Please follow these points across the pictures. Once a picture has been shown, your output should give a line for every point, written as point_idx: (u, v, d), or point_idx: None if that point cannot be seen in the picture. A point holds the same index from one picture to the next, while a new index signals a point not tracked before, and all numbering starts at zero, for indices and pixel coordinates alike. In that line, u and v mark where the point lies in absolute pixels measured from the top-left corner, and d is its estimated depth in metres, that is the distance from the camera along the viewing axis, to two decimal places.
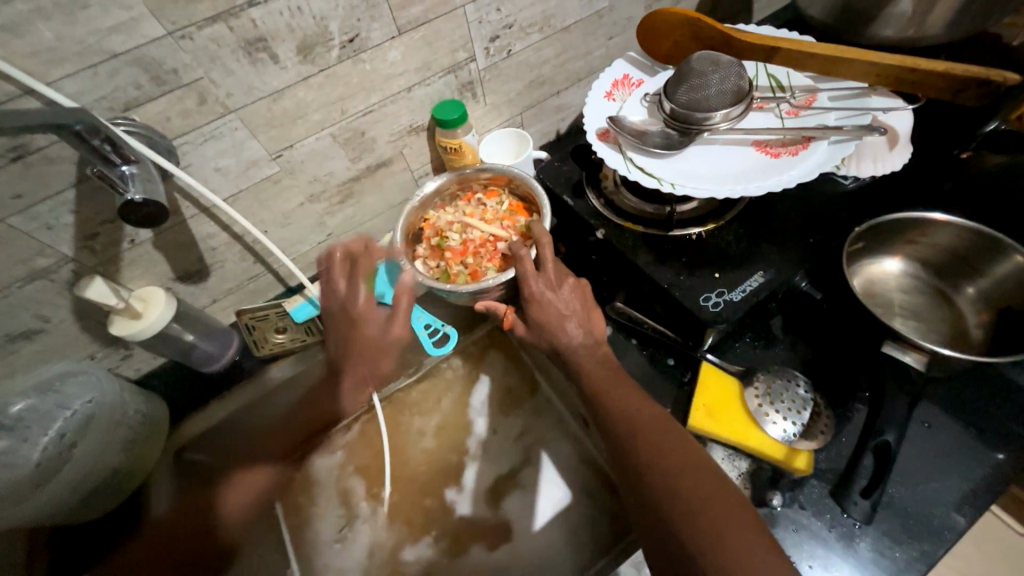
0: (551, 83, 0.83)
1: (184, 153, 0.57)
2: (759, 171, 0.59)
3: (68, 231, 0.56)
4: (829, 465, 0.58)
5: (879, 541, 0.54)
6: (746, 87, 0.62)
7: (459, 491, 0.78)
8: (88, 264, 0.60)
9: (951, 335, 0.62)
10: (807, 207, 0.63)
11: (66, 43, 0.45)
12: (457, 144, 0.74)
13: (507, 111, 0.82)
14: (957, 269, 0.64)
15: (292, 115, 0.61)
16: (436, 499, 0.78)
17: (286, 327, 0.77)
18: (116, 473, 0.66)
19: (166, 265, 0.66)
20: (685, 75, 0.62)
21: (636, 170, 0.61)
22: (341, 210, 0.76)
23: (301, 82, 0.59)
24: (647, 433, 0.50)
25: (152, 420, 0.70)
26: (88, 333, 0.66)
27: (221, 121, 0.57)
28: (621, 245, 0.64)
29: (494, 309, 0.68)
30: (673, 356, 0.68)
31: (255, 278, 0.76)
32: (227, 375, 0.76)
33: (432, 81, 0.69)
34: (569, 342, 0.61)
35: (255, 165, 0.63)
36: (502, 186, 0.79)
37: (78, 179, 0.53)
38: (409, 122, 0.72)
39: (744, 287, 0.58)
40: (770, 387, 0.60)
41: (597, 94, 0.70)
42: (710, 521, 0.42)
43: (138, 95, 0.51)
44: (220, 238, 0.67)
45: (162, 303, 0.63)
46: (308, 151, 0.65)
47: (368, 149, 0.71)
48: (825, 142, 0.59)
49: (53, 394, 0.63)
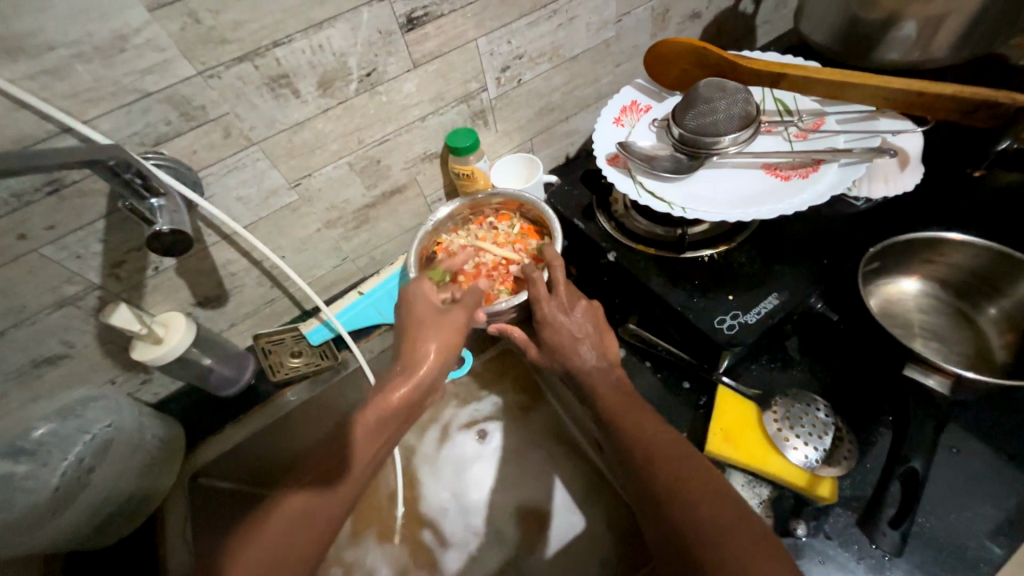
0: (560, 109, 0.85)
1: (209, 184, 0.59)
2: (770, 194, 0.59)
3: (97, 260, 0.58)
4: (855, 493, 0.56)
5: (910, 575, 0.51)
6: (753, 112, 0.63)
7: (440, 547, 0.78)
8: (113, 290, 0.62)
9: (974, 356, 0.61)
10: (818, 228, 0.63)
11: (104, 84, 0.48)
12: (469, 170, 0.76)
13: (517, 137, 0.84)
14: (977, 288, 0.63)
15: (311, 145, 0.63)
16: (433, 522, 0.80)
17: (302, 351, 0.79)
18: (129, 500, 0.66)
19: (187, 291, 0.67)
20: (693, 101, 0.63)
21: (647, 194, 0.62)
22: (357, 235, 0.78)
23: (321, 115, 0.61)
24: (664, 458, 0.50)
25: (169, 443, 0.71)
26: (110, 358, 0.67)
27: (244, 153, 0.59)
28: (634, 268, 0.64)
29: (506, 333, 0.68)
30: (688, 379, 0.67)
31: (272, 302, 0.77)
32: (243, 399, 0.76)
33: (445, 110, 0.72)
34: (582, 366, 0.61)
35: (275, 193, 0.65)
36: (513, 210, 0.81)
37: (109, 211, 0.55)
38: (423, 149, 0.74)
39: (759, 309, 0.58)
40: (789, 411, 0.59)
41: (606, 121, 0.71)
42: (730, 552, 0.40)
43: (168, 130, 0.53)
44: (240, 263, 0.69)
45: (182, 326, 0.65)
46: (326, 179, 0.68)
47: (383, 176, 0.73)
48: (835, 164, 0.59)
49: (74, 418, 0.64)
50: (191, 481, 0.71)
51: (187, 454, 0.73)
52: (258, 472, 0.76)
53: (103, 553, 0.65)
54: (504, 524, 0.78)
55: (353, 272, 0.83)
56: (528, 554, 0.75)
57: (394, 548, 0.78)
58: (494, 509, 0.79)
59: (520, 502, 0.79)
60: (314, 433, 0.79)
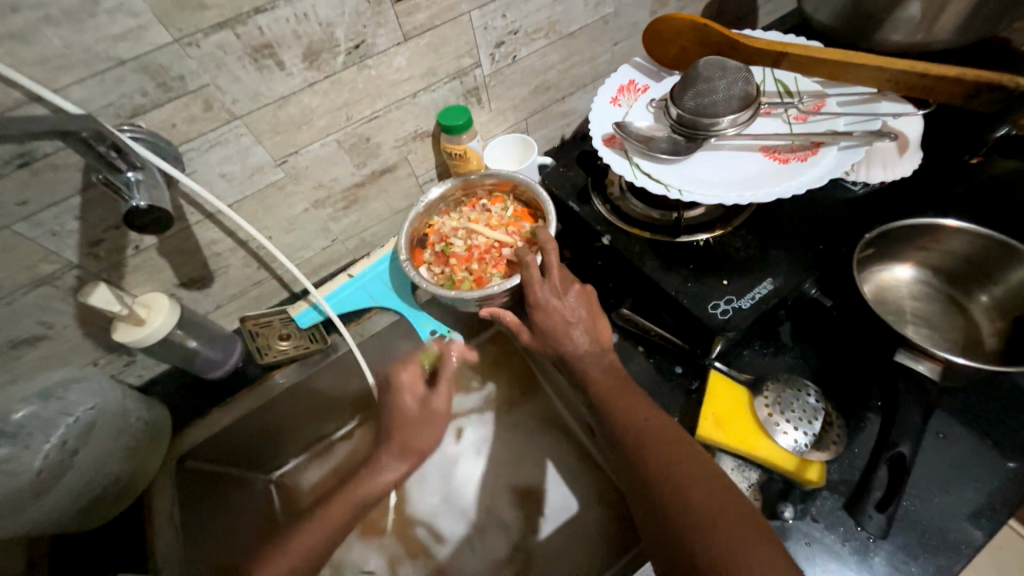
0: (556, 88, 0.82)
1: (190, 160, 0.57)
2: (768, 177, 0.58)
3: (73, 238, 0.56)
4: (842, 477, 0.57)
5: (893, 556, 0.52)
6: (754, 92, 0.61)
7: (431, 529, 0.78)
8: (92, 270, 0.60)
9: (964, 342, 0.61)
10: (815, 213, 0.62)
11: (74, 51, 0.45)
12: (462, 150, 0.74)
13: (512, 117, 0.82)
14: (969, 276, 0.63)
15: (297, 120, 0.61)
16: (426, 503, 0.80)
17: (290, 334, 0.77)
18: (117, 483, 0.64)
19: (171, 271, 0.66)
20: (693, 80, 0.61)
21: (644, 176, 0.60)
22: (346, 216, 0.76)
23: (307, 88, 0.59)
24: (657, 444, 0.49)
25: (155, 427, 0.69)
26: (91, 339, 0.65)
27: (226, 128, 0.57)
28: (628, 252, 0.63)
29: (499, 317, 0.67)
30: (680, 364, 0.67)
31: (259, 284, 0.75)
32: (231, 382, 0.75)
33: (437, 87, 0.69)
34: (574, 350, 0.61)
35: (260, 171, 0.63)
36: (506, 192, 0.80)
37: (84, 186, 0.53)
38: (414, 127, 0.72)
39: (753, 295, 0.57)
40: (780, 396, 0.58)
41: (602, 100, 0.69)
42: (733, 536, 0.41)
43: (144, 101, 0.51)
44: (224, 243, 0.67)
45: (166, 308, 0.63)
46: (313, 157, 0.65)
47: (373, 154, 0.71)
48: (835, 147, 0.58)
49: (56, 400, 0.62)
50: (178, 465, 0.70)
51: (173, 437, 0.71)
52: (243, 451, 0.77)
53: (92, 535, 0.65)
54: (495, 507, 0.79)
55: (343, 254, 0.82)
56: (517, 536, 0.77)
57: (385, 530, 0.81)
58: None
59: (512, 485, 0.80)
60: (298, 411, 0.80)
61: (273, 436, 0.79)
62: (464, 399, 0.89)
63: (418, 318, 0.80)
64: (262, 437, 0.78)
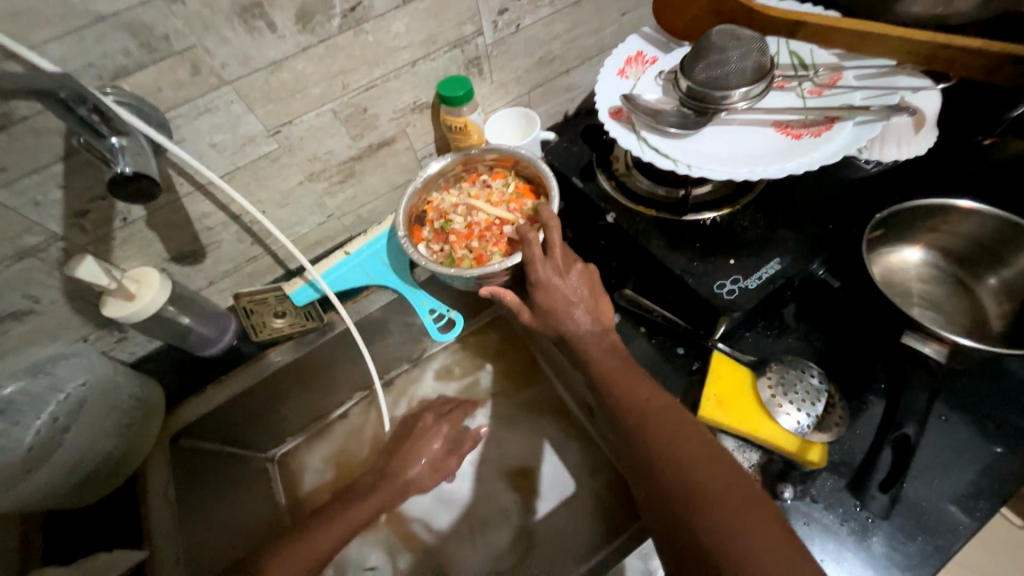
0: (560, 60, 0.79)
1: (178, 127, 0.54)
2: (780, 153, 0.56)
3: (57, 208, 0.53)
4: (842, 458, 0.56)
5: (892, 537, 0.52)
6: (768, 64, 0.58)
7: (429, 508, 0.78)
8: (79, 243, 0.57)
9: (970, 325, 0.60)
10: (825, 192, 0.60)
11: (50, 5, 0.42)
12: (462, 123, 0.71)
13: (514, 90, 0.79)
14: (979, 258, 0.62)
15: (291, 88, 0.58)
16: None
17: (286, 312, 0.75)
18: (109, 459, 0.64)
19: (161, 245, 0.63)
20: (705, 50, 0.58)
21: (651, 150, 0.58)
22: (342, 191, 0.73)
23: (300, 53, 0.56)
24: (660, 423, 0.49)
25: (147, 407, 0.68)
26: (80, 315, 0.63)
27: (215, 93, 0.54)
28: (633, 230, 0.62)
29: (499, 296, 0.65)
30: (682, 345, 0.66)
31: (254, 260, 0.73)
32: (226, 360, 0.74)
33: (437, 55, 0.66)
34: (575, 330, 0.60)
35: (253, 141, 0.60)
36: (507, 168, 0.77)
37: (66, 152, 0.50)
38: (413, 98, 0.69)
39: (760, 274, 0.56)
40: (784, 377, 0.58)
41: (609, 72, 0.67)
42: (730, 516, 0.40)
43: (127, 62, 0.48)
44: (216, 217, 0.65)
45: (156, 282, 0.61)
46: (308, 127, 0.63)
47: (370, 126, 0.68)
48: (850, 122, 0.56)
49: (44, 376, 0.61)
50: (172, 443, 0.69)
51: (168, 414, 0.70)
52: (239, 429, 0.76)
53: (86, 512, 0.64)
54: (494, 486, 0.79)
55: (339, 231, 0.79)
56: (516, 517, 0.75)
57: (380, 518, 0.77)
58: (484, 471, 0.80)
59: (510, 466, 0.80)
60: (295, 391, 0.79)
61: (269, 415, 0.78)
62: (462, 380, 0.88)
63: (417, 297, 0.77)
64: (257, 417, 0.77)
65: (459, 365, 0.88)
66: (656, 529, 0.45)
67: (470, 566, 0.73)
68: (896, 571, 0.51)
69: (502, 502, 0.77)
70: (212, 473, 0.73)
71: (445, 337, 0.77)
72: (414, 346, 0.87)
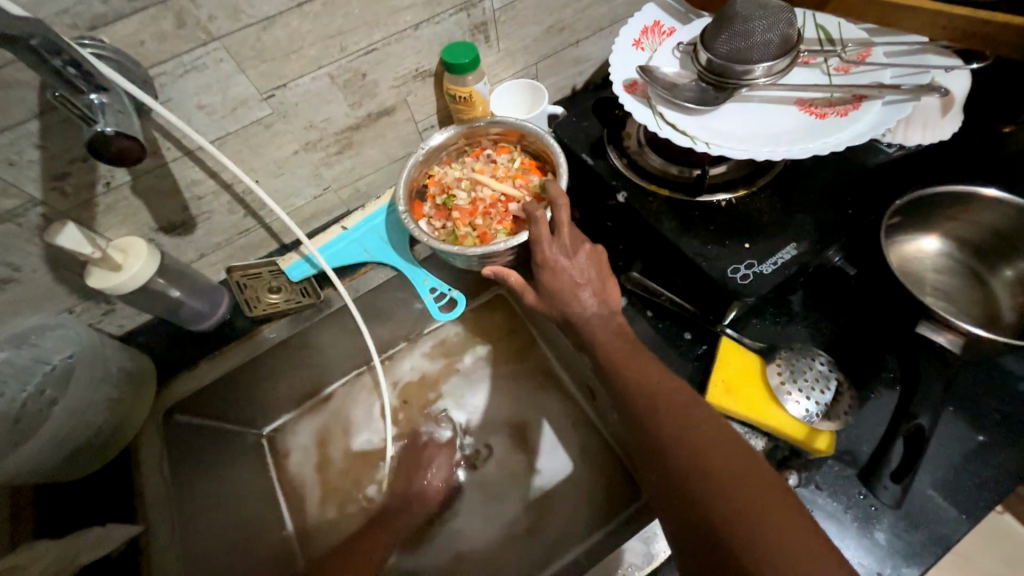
0: (571, 30, 0.75)
1: (162, 86, 0.50)
2: (803, 133, 0.53)
3: (33, 169, 0.50)
4: (847, 447, 0.56)
5: (895, 525, 0.52)
6: (795, 36, 0.55)
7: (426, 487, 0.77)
8: (59, 208, 0.54)
9: (982, 317, 0.59)
10: (845, 176, 0.58)
11: None
12: (467, 93, 0.67)
13: (522, 60, 0.75)
14: (996, 249, 0.60)
15: (285, 47, 0.54)
16: (420, 465, 0.79)
17: (281, 287, 0.73)
18: (98, 434, 0.62)
19: (147, 214, 0.60)
20: (729, 20, 0.55)
21: (668, 127, 0.55)
22: (339, 162, 0.70)
23: (295, 9, 0.52)
24: (671, 408, 0.47)
25: (138, 376, 0.66)
26: (64, 285, 0.60)
27: (203, 50, 0.50)
28: (644, 211, 0.59)
29: (503, 276, 0.63)
30: (689, 330, 0.65)
31: (246, 233, 0.70)
32: (218, 335, 0.71)
33: (442, 18, 0.62)
34: (582, 312, 0.58)
35: (244, 105, 0.56)
36: (513, 142, 0.74)
37: (42, 109, 0.46)
38: (415, 65, 0.65)
39: (776, 259, 0.54)
40: (793, 365, 0.57)
41: (624, 42, 0.63)
42: (746, 504, 0.39)
43: (106, 11, 0.44)
44: (206, 185, 0.61)
45: (143, 253, 0.58)
46: (303, 92, 0.59)
47: (370, 94, 0.64)
48: (879, 102, 0.53)
49: (29, 346, 0.59)
50: (165, 418, 0.67)
51: (159, 389, 0.68)
52: (234, 406, 0.74)
53: (75, 485, 0.62)
54: (491, 467, 0.78)
55: (336, 205, 0.76)
56: (509, 498, 0.75)
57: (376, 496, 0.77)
58: (482, 453, 0.79)
59: (508, 448, 0.79)
60: (290, 368, 0.77)
61: (263, 392, 0.76)
62: (461, 361, 0.86)
63: (417, 275, 0.75)
64: (252, 394, 0.75)
65: (458, 345, 0.87)
66: (659, 505, 0.45)
67: (464, 546, 0.72)
68: (898, 558, 0.51)
69: (499, 483, 0.76)
70: (207, 449, 0.71)
71: (447, 317, 0.75)
72: (412, 326, 0.85)
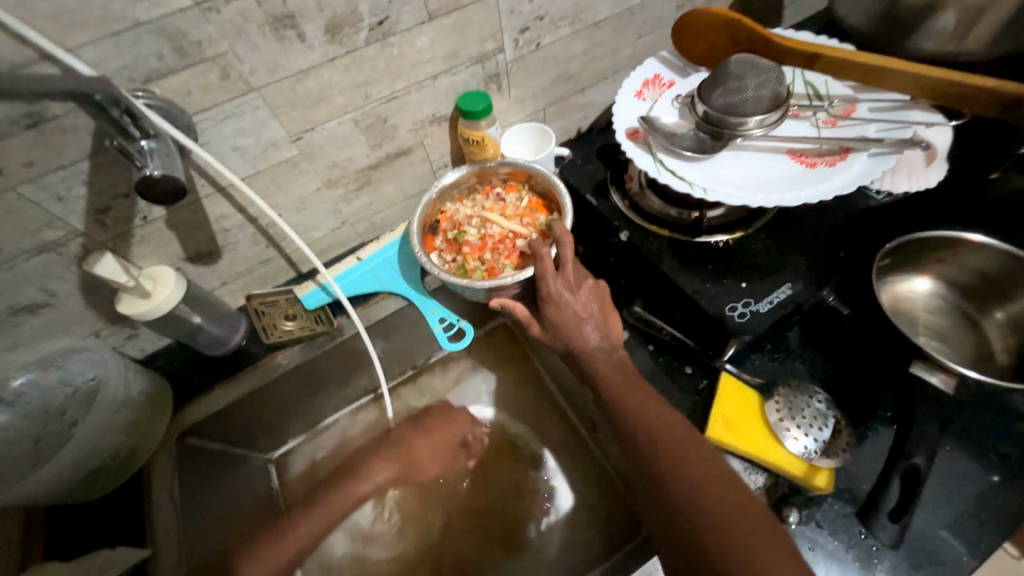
0: (576, 79, 0.80)
1: (203, 131, 0.55)
2: (794, 181, 0.57)
3: (80, 204, 0.54)
4: (847, 484, 0.57)
5: (897, 566, 0.52)
6: (785, 93, 0.59)
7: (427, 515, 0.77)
8: (98, 239, 0.58)
9: (976, 357, 0.61)
10: (836, 220, 0.61)
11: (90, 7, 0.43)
12: (480, 136, 0.72)
13: (531, 106, 0.80)
14: (985, 292, 0.63)
15: (315, 97, 0.59)
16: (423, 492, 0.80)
17: (296, 315, 0.75)
18: (114, 457, 0.63)
19: (177, 245, 0.64)
20: (724, 77, 0.59)
21: (667, 173, 0.59)
22: (358, 198, 0.74)
23: (327, 63, 0.57)
24: (670, 446, 0.48)
25: (156, 399, 0.68)
26: (95, 310, 0.64)
27: (242, 99, 0.55)
28: (646, 250, 0.62)
29: (510, 308, 0.66)
30: (690, 364, 0.66)
31: (267, 262, 0.74)
32: (233, 360, 0.74)
33: (458, 70, 0.68)
34: (584, 346, 0.60)
35: (274, 146, 0.61)
36: (521, 182, 0.78)
37: (94, 150, 0.51)
38: (432, 111, 0.71)
39: (771, 299, 0.57)
40: (792, 402, 0.59)
41: (627, 93, 0.68)
42: (744, 541, 0.40)
43: (160, 66, 0.49)
44: (234, 219, 0.65)
45: (171, 282, 0.61)
46: (329, 135, 0.64)
47: (389, 137, 0.69)
48: (865, 153, 0.57)
49: (55, 369, 0.62)
50: (178, 441, 0.68)
51: (175, 414, 0.70)
52: (244, 428, 0.75)
53: (88, 507, 0.64)
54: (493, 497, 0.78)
55: (352, 236, 0.80)
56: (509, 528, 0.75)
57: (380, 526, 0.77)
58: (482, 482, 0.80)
59: (508, 476, 0.80)
60: (299, 395, 0.79)
61: (273, 415, 0.78)
62: (466, 389, 0.88)
63: (427, 306, 0.78)
64: (259, 422, 0.77)
65: (464, 373, 0.89)
66: (657, 537, 0.47)
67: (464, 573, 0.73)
68: None
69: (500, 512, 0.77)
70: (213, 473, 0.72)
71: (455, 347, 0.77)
72: (420, 353, 0.88)
